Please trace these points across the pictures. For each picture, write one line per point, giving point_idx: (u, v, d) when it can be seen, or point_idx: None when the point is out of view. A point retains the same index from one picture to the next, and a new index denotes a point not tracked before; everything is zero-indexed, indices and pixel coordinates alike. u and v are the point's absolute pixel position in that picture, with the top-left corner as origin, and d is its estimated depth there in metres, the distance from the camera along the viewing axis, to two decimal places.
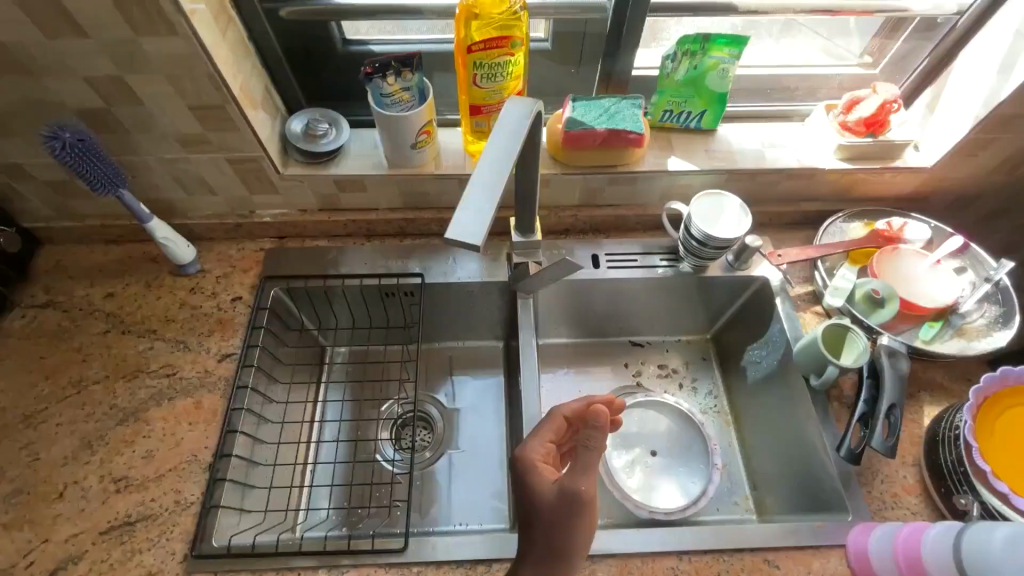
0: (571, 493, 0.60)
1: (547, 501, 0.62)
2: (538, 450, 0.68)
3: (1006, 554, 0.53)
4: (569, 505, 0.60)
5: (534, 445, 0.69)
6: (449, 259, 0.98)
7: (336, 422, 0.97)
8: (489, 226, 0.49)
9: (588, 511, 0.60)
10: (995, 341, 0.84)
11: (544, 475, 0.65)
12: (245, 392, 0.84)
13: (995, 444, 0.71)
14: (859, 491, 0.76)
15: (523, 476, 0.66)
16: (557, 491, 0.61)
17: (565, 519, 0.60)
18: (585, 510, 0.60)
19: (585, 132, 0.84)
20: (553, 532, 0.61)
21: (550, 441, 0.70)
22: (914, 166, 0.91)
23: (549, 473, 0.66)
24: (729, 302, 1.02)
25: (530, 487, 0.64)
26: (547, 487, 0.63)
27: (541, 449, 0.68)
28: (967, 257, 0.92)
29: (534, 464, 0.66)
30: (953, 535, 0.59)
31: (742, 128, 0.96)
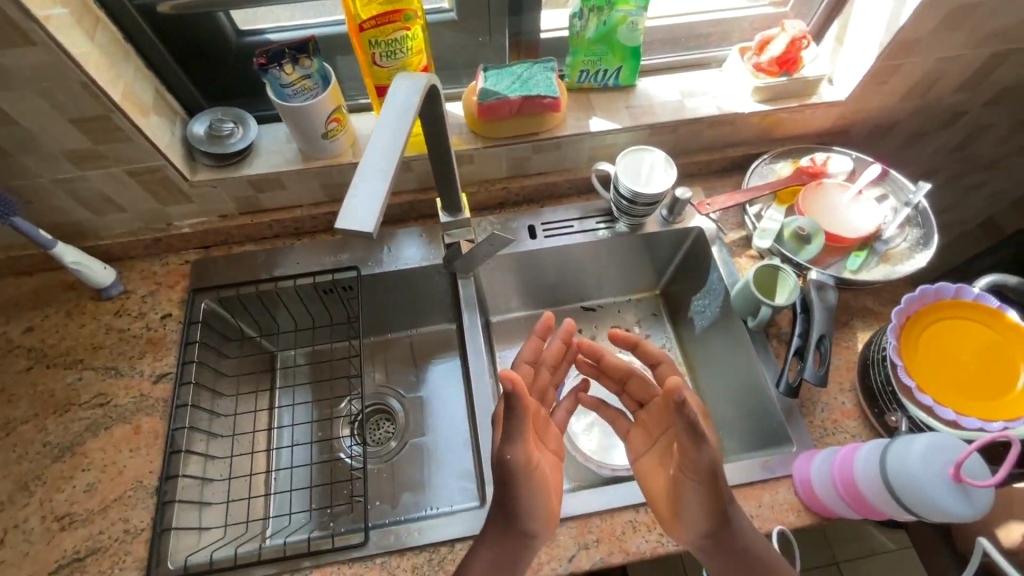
0: (502, 466, 0.59)
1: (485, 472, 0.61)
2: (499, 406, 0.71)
3: (929, 477, 0.56)
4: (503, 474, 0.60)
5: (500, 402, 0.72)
6: (385, 249, 0.96)
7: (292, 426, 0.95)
8: (383, 211, 0.47)
9: (518, 476, 0.60)
10: (917, 263, 0.87)
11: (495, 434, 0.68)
12: (186, 411, 0.82)
13: (920, 360, 0.73)
14: (801, 422, 0.79)
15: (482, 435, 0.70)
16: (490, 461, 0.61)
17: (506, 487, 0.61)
18: (517, 474, 0.60)
19: (499, 102, 0.81)
20: (500, 498, 0.62)
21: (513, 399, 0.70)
22: (829, 101, 0.93)
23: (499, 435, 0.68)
24: (671, 257, 1.03)
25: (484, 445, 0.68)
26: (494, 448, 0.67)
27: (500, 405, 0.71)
28: (888, 184, 0.94)
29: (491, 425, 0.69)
30: (877, 463, 0.62)
31: (661, 80, 0.95)
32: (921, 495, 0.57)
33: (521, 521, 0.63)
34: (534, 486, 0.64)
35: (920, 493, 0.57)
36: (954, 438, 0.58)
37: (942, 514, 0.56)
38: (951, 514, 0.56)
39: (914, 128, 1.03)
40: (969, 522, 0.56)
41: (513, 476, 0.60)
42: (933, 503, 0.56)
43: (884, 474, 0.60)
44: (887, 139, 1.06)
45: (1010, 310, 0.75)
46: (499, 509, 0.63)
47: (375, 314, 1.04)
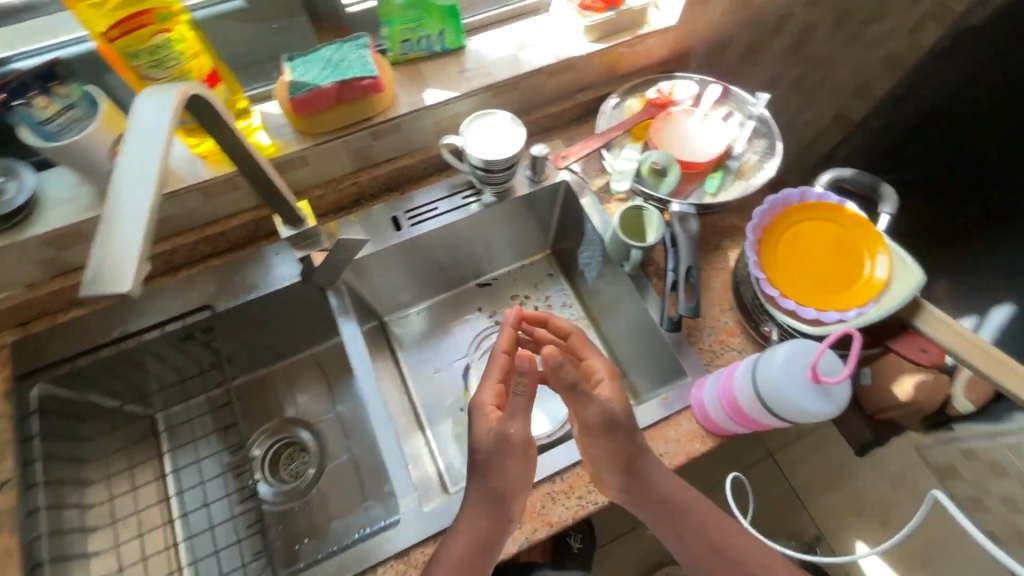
0: (502, 437, 0.62)
1: (481, 450, 0.63)
2: (490, 395, 0.66)
3: (805, 392, 0.59)
4: (506, 449, 0.63)
5: (485, 389, 0.66)
6: (237, 277, 0.86)
7: (188, 491, 0.86)
8: (146, 261, 0.40)
9: (518, 449, 0.63)
10: (768, 172, 0.89)
11: (487, 421, 0.64)
12: (41, 515, 0.72)
13: (780, 268, 0.77)
14: (690, 350, 0.81)
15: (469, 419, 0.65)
16: (492, 436, 0.63)
17: (497, 463, 0.63)
18: (513, 448, 0.63)
19: (312, 94, 0.73)
20: (489, 473, 0.64)
21: (500, 382, 0.67)
22: (660, 28, 0.92)
23: (494, 420, 0.64)
24: (548, 213, 1.01)
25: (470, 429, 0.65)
26: (483, 433, 0.64)
27: (492, 393, 0.66)
28: (731, 101, 0.96)
29: (482, 411, 0.65)
30: (752, 389, 0.63)
31: (492, 36, 0.90)
32: (784, 400, 0.60)
33: (509, 502, 0.65)
34: (522, 463, 0.64)
35: (795, 406, 0.60)
36: (811, 342, 0.62)
37: (816, 417, 0.60)
38: (814, 414, 0.60)
39: (747, 40, 1.05)
40: (832, 418, 0.60)
41: (511, 448, 0.63)
42: (799, 408, 0.59)
43: (762, 398, 0.62)
44: (726, 55, 1.07)
45: (848, 202, 0.78)
46: (487, 487, 0.64)
47: (254, 347, 0.95)
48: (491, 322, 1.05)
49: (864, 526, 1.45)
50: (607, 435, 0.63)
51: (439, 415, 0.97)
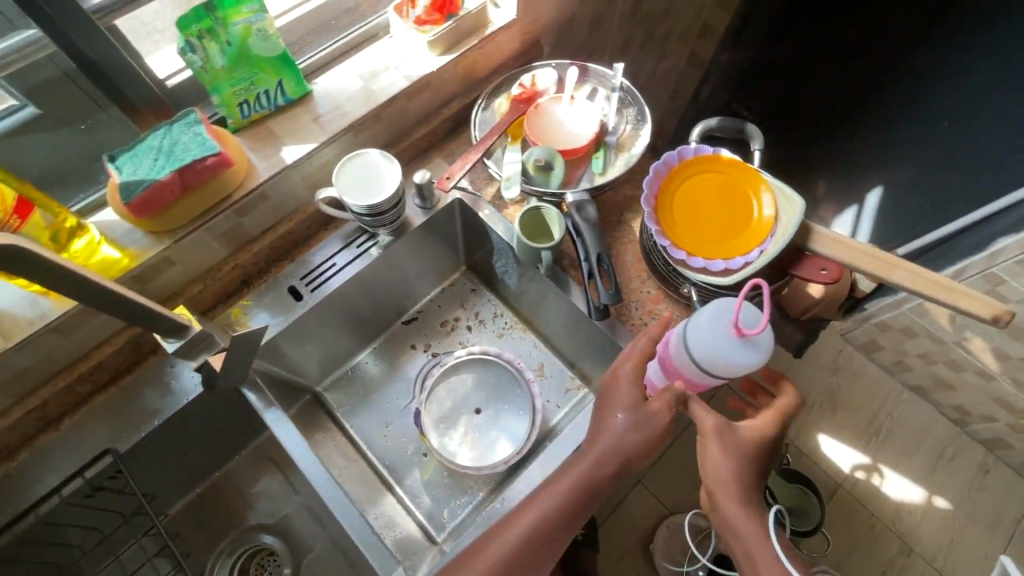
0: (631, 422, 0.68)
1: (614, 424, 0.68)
2: (629, 368, 0.71)
3: (733, 351, 0.61)
4: (647, 425, 0.68)
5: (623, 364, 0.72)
6: (134, 406, 0.76)
7: None
8: None
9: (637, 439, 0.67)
10: (645, 138, 0.92)
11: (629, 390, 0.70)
12: None
13: (682, 229, 0.79)
14: (625, 331, 0.82)
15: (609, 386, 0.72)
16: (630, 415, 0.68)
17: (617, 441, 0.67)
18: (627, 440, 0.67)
19: (152, 192, 0.65)
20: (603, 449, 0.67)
21: (640, 357, 0.71)
22: (504, 24, 0.90)
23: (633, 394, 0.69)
24: (452, 233, 0.98)
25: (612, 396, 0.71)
26: (623, 402, 0.69)
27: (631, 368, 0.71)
28: (592, 77, 0.97)
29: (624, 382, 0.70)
30: (690, 358, 0.65)
31: (336, 72, 0.84)
32: (717, 355, 0.62)
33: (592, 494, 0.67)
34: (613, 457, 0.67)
35: (730, 363, 0.61)
36: (729, 298, 0.64)
37: (750, 368, 0.62)
38: (753, 368, 0.62)
39: (589, 12, 1.07)
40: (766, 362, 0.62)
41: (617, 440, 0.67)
42: (736, 364, 0.61)
43: (700, 365, 0.64)
44: (573, 31, 1.08)
45: (722, 149, 0.82)
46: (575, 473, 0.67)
47: (180, 470, 0.86)
48: (429, 356, 1.01)
49: (822, 420, 1.53)
50: (722, 448, 0.67)
51: (404, 467, 0.93)
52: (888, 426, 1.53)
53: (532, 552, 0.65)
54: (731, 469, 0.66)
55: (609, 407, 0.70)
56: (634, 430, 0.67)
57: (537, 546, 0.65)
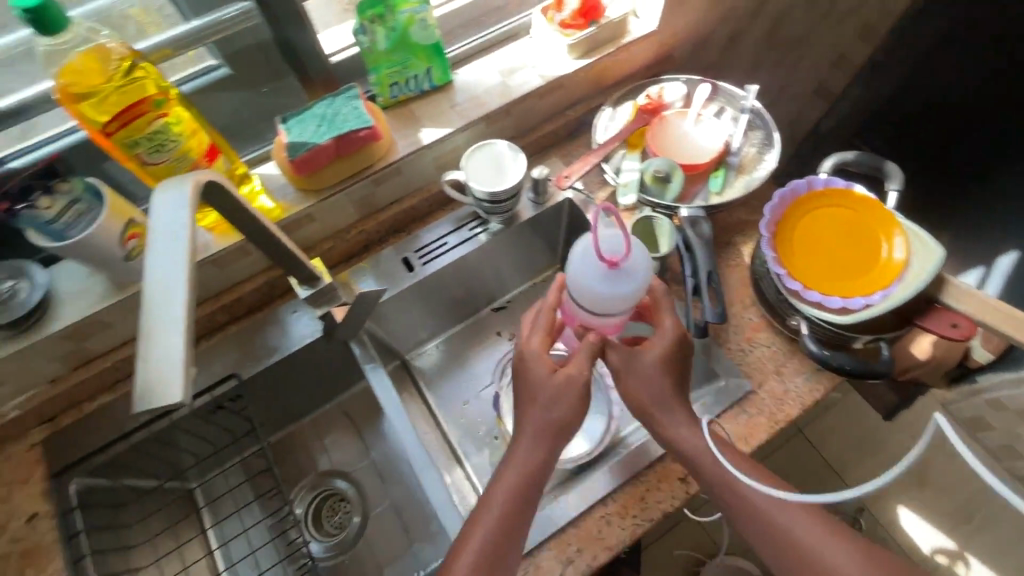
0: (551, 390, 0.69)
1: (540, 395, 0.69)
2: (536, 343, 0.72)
3: (608, 287, 0.62)
4: (569, 387, 0.69)
5: (529, 340, 0.73)
6: (259, 340, 0.86)
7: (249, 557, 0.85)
8: (190, 366, 0.39)
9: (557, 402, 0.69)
10: (769, 164, 0.90)
11: (542, 364, 0.70)
12: None
13: (799, 259, 0.77)
14: (721, 354, 0.81)
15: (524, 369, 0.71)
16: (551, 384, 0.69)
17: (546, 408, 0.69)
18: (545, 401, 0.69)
19: (312, 153, 0.73)
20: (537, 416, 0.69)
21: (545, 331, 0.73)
22: (642, 35, 0.92)
23: (548, 363, 0.70)
24: (554, 231, 1.00)
25: (530, 379, 0.71)
26: (543, 379, 0.70)
27: (537, 342, 0.72)
28: (722, 96, 0.96)
29: (536, 357, 0.71)
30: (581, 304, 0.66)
31: (478, 65, 0.90)
32: (598, 300, 0.63)
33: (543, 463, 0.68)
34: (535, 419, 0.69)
35: (612, 298, 0.63)
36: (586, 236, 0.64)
37: (634, 295, 0.63)
38: (637, 294, 0.63)
39: (727, 30, 1.06)
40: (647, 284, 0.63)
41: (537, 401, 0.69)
42: (615, 298, 0.63)
43: (591, 309, 0.65)
44: (706, 48, 1.08)
45: (856, 185, 0.79)
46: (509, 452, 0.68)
47: (284, 406, 0.95)
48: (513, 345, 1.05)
49: (903, 492, 1.44)
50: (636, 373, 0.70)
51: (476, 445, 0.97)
52: None
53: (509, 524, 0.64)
54: (652, 390, 0.70)
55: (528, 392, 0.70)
56: (555, 396, 0.69)
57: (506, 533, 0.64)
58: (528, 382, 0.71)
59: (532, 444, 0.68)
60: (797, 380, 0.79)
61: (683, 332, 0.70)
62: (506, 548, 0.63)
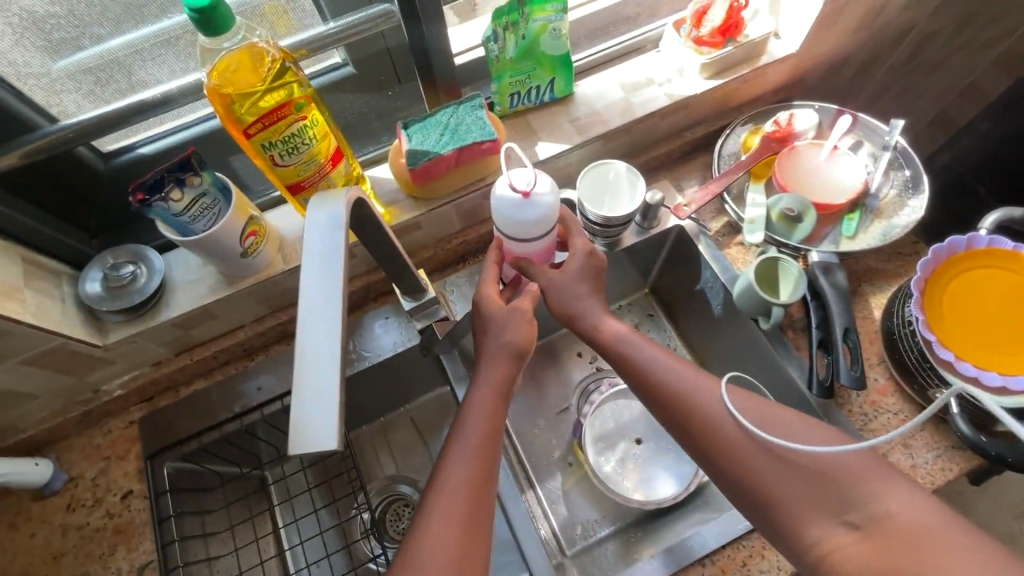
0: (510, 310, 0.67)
1: (494, 316, 0.68)
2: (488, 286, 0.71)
3: (524, 215, 0.65)
4: (517, 315, 0.67)
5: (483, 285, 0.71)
6: (350, 342, 0.84)
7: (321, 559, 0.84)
8: (344, 408, 0.37)
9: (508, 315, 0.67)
10: (913, 211, 0.81)
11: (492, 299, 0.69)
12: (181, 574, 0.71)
13: (953, 324, 0.68)
14: (841, 416, 0.73)
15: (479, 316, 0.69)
16: (505, 310, 0.68)
17: (501, 326, 0.67)
18: (491, 316, 0.68)
19: (432, 163, 0.70)
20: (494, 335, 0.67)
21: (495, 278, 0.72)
22: (780, 57, 0.85)
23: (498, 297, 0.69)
24: (655, 257, 0.95)
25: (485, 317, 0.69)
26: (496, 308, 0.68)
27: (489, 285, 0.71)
28: (859, 129, 0.88)
29: (487, 296, 0.70)
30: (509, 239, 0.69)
31: (600, 78, 0.85)
32: (514, 224, 0.65)
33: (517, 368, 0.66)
34: (501, 328, 0.67)
35: (533, 223, 0.65)
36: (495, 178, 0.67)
37: (550, 215, 0.66)
38: (553, 214, 0.66)
39: (866, 55, 0.97)
40: (559, 203, 0.66)
41: (487, 315, 0.68)
42: (532, 223, 0.65)
43: (519, 240, 0.68)
44: (840, 73, 0.99)
45: None
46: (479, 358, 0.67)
47: (362, 407, 0.94)
48: (592, 369, 1.02)
49: None
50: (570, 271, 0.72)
51: (550, 470, 0.94)
52: None
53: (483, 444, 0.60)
54: (572, 293, 0.71)
55: (486, 324, 0.68)
56: (506, 321, 0.67)
57: (483, 450, 0.60)
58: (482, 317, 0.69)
59: (489, 363, 0.65)
60: (927, 455, 0.71)
61: (594, 254, 0.72)
62: (488, 473, 0.59)
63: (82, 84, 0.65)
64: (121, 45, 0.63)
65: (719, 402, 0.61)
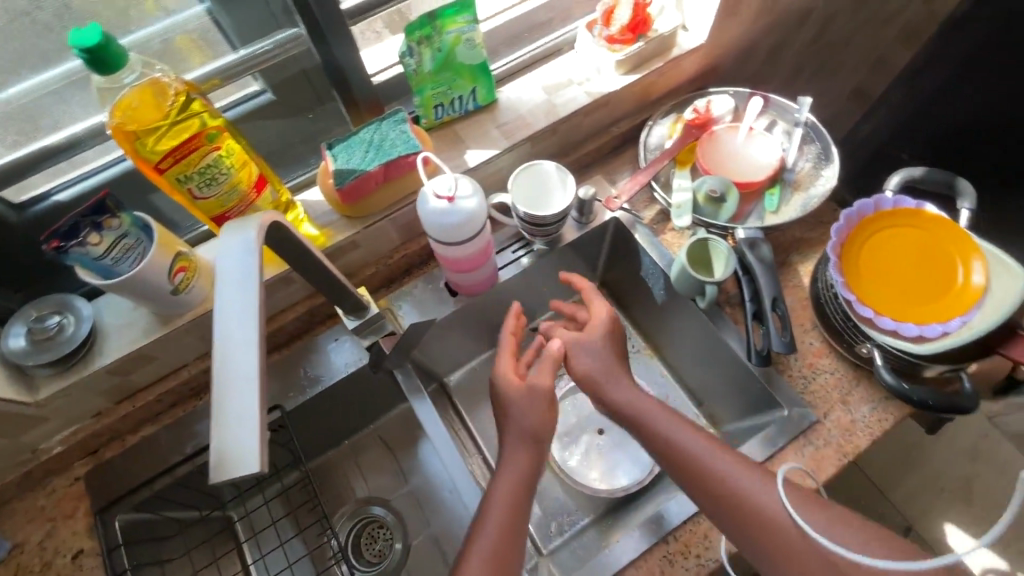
0: (529, 387, 0.74)
1: (513, 393, 0.74)
2: (506, 362, 0.78)
3: (455, 218, 0.67)
4: (535, 397, 0.74)
5: (503, 361, 0.78)
6: (301, 368, 0.84)
7: None
8: (266, 429, 0.37)
9: (534, 394, 0.74)
10: (828, 181, 0.86)
11: (511, 376, 0.75)
12: None
13: (870, 282, 0.73)
14: (781, 381, 0.77)
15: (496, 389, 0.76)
16: (527, 386, 0.75)
17: (523, 408, 0.73)
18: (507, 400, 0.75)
19: (359, 180, 0.70)
20: (521, 417, 0.73)
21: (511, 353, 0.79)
22: (690, 48, 0.89)
23: (517, 377, 0.76)
24: (598, 250, 0.97)
25: (502, 393, 0.75)
26: (514, 386, 0.74)
27: (508, 362, 0.77)
28: (773, 109, 0.93)
29: (505, 373, 0.76)
30: (445, 243, 0.71)
31: (521, 83, 0.87)
32: (441, 229, 0.68)
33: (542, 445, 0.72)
34: (518, 404, 0.74)
35: (465, 225, 0.68)
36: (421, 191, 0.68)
37: (480, 215, 0.69)
38: (482, 215, 0.69)
39: (772, 40, 1.02)
40: (486, 204, 0.69)
41: (502, 395, 0.75)
42: (464, 225, 0.68)
43: (453, 242, 0.70)
44: (751, 59, 1.04)
45: (926, 203, 0.74)
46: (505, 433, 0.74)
47: (323, 432, 0.93)
48: None
49: (951, 508, 1.42)
50: (587, 351, 0.79)
51: None
52: None
53: (509, 524, 0.65)
54: (596, 365, 0.79)
55: (507, 405, 0.74)
56: (525, 405, 0.73)
57: (510, 539, 0.64)
58: (499, 395, 0.76)
59: (512, 452, 0.71)
60: (864, 408, 0.75)
61: (614, 322, 0.81)
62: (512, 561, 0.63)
63: (6, 134, 0.61)
64: (34, 87, 0.60)
65: (773, 496, 0.64)
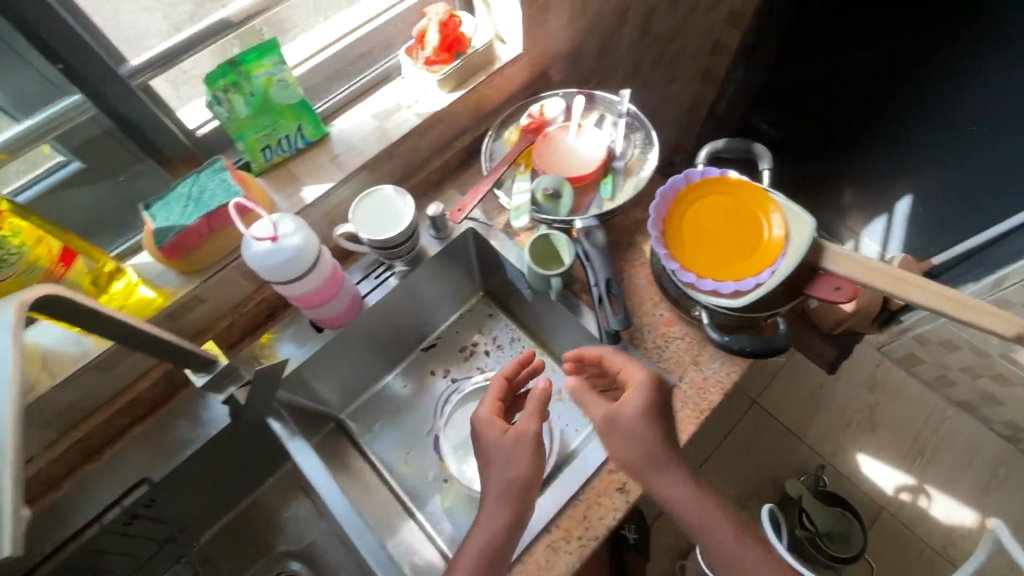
0: (518, 436, 0.66)
1: (502, 445, 0.66)
2: (487, 409, 0.72)
3: (282, 258, 0.67)
4: (522, 444, 0.66)
5: (483, 405, 0.73)
6: (169, 434, 0.80)
7: None
8: None
9: (532, 451, 0.65)
10: (653, 162, 0.93)
11: (495, 428, 0.68)
12: None
13: (690, 250, 0.79)
14: (637, 355, 0.82)
15: (479, 434, 0.69)
16: (512, 433, 0.67)
17: (511, 458, 0.65)
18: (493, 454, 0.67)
19: (182, 235, 0.69)
20: (504, 469, 0.65)
21: (495, 400, 0.74)
22: (510, 59, 0.94)
23: (500, 427, 0.69)
24: (466, 261, 1.00)
25: (486, 444, 0.68)
26: (498, 435, 0.68)
27: (490, 408, 0.72)
28: (600, 105, 0.99)
29: (488, 421, 0.70)
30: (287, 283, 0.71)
31: (351, 114, 0.89)
32: (273, 270, 0.68)
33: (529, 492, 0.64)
34: (510, 458, 0.65)
35: (296, 261, 0.69)
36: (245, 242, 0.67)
37: (308, 249, 0.70)
38: (312, 248, 0.70)
39: (596, 41, 1.10)
40: (312, 237, 0.70)
41: (489, 454, 0.67)
42: (295, 262, 0.69)
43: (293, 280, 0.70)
44: (581, 60, 1.11)
45: (729, 170, 0.82)
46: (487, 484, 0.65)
47: (215, 496, 0.89)
48: (448, 382, 1.02)
49: (860, 438, 1.54)
50: (615, 415, 0.67)
51: (425, 493, 0.93)
52: (932, 445, 1.53)
53: None
54: (637, 446, 0.65)
55: (488, 459, 0.67)
56: (510, 454, 0.65)
57: None
58: (481, 446, 0.69)
59: (493, 505, 0.63)
60: (714, 365, 0.80)
61: (641, 381, 0.67)
62: None
63: None
64: None
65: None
